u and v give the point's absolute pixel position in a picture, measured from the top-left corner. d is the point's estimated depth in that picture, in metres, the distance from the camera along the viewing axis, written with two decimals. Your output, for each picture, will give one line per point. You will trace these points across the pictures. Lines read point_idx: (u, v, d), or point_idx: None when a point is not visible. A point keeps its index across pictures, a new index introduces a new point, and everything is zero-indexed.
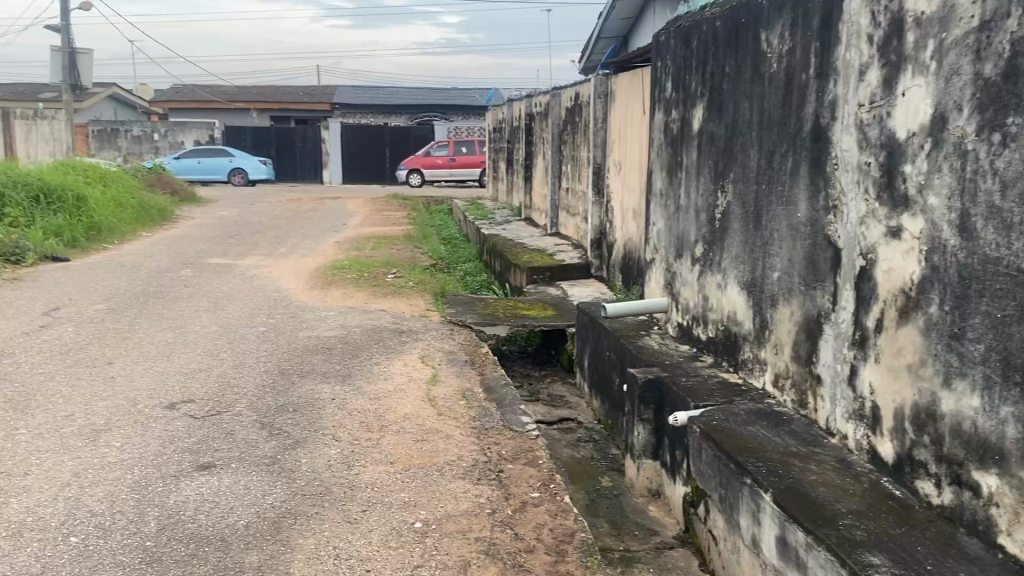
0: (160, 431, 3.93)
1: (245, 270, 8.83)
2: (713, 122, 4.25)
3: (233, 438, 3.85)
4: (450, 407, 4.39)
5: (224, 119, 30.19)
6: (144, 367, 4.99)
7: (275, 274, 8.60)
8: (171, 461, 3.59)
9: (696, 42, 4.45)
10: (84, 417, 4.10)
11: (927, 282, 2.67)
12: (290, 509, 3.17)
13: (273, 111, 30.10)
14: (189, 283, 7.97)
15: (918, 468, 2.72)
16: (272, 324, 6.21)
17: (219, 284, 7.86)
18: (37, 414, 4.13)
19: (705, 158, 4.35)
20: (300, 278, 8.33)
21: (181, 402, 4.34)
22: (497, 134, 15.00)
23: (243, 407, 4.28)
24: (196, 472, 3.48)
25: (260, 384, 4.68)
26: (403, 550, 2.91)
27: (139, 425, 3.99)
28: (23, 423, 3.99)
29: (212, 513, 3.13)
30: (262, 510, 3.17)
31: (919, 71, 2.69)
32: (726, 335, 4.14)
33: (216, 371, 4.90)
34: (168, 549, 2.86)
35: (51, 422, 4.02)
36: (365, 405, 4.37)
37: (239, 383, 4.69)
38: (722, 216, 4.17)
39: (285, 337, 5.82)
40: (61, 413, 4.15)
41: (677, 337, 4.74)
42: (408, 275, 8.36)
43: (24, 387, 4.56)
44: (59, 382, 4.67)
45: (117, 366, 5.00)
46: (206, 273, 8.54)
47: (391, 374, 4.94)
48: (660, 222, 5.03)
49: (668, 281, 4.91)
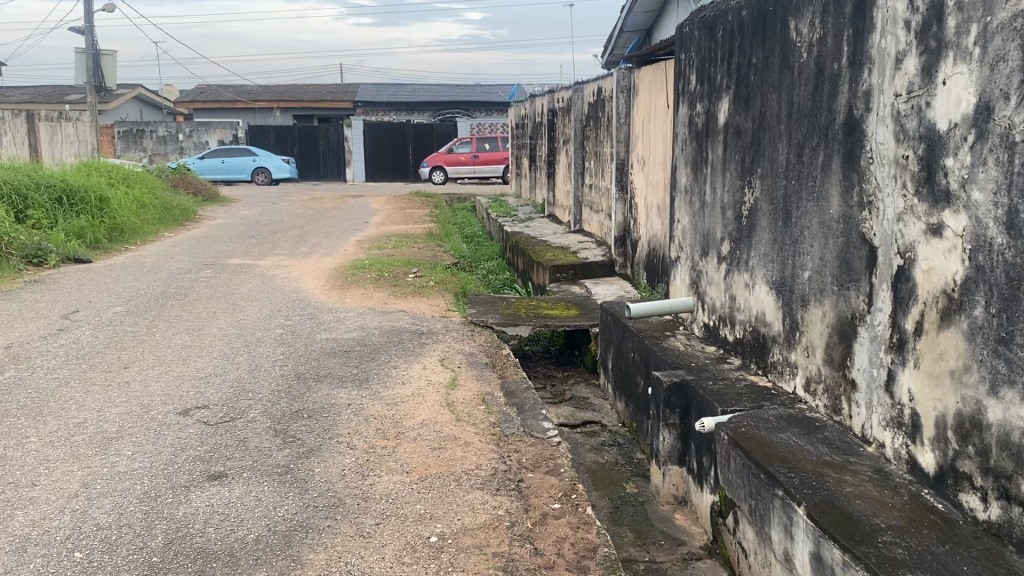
0: (173, 438, 3.85)
1: (265, 270, 8.79)
2: (740, 115, 4.09)
3: (247, 445, 3.77)
4: (469, 412, 4.28)
5: (248, 118, 30.33)
6: (159, 372, 4.92)
7: (295, 274, 8.54)
8: (182, 470, 3.51)
9: (721, 33, 4.29)
10: (96, 424, 4.04)
11: (971, 283, 2.51)
12: (301, 521, 3.07)
13: (297, 110, 30.18)
14: (208, 284, 7.93)
15: (961, 480, 2.56)
16: (290, 326, 6.13)
17: (239, 286, 7.80)
18: (49, 421, 4.08)
19: (731, 152, 4.19)
20: (320, 278, 8.25)
21: (194, 408, 4.26)
22: (520, 130, 14.86)
23: (258, 413, 4.19)
24: (207, 482, 3.39)
25: (276, 389, 4.60)
26: (417, 567, 2.80)
27: (151, 432, 3.92)
28: (35, 431, 3.94)
29: (222, 526, 3.03)
30: (273, 522, 3.07)
31: (961, 58, 2.53)
32: (755, 336, 3.98)
33: (232, 375, 4.82)
34: (174, 565, 2.77)
35: (62, 429, 3.96)
36: (381, 411, 4.27)
37: (254, 388, 4.60)
38: (749, 213, 4.01)
39: (303, 339, 5.73)
40: (74, 420, 4.10)
41: (703, 338, 4.59)
42: (429, 274, 8.26)
43: (38, 393, 4.52)
44: (73, 387, 4.62)
45: (133, 371, 4.95)
46: (226, 274, 8.50)
47: (409, 378, 4.84)
48: (684, 219, 4.87)
49: (693, 280, 4.76)
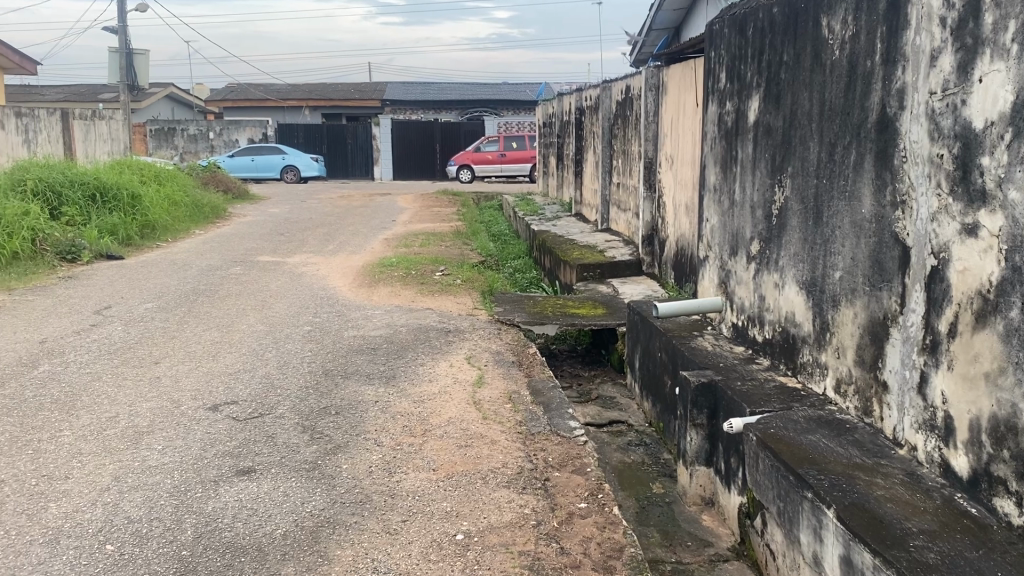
0: (202, 433, 3.89)
1: (294, 267, 8.85)
2: (770, 113, 4.05)
3: (275, 441, 3.80)
4: (495, 411, 4.28)
5: (277, 116, 30.59)
6: (189, 367, 4.97)
7: (323, 271, 8.59)
8: (212, 465, 3.54)
9: (752, 30, 4.25)
10: (128, 418, 4.09)
11: (1007, 284, 2.46)
12: (328, 517, 3.09)
13: (326, 108, 30.37)
14: (238, 280, 8.00)
15: (996, 485, 2.52)
16: (318, 323, 6.17)
17: (268, 283, 7.86)
18: (82, 415, 4.14)
19: (761, 151, 4.15)
20: (348, 276, 8.30)
21: (223, 403, 4.31)
22: (547, 129, 14.83)
23: (286, 409, 4.22)
24: (236, 477, 3.42)
25: (304, 385, 4.63)
26: (444, 564, 2.80)
27: (181, 427, 3.96)
28: (68, 425, 4.00)
29: (250, 521, 3.06)
30: (300, 518, 3.09)
31: (998, 55, 2.48)
32: (784, 337, 3.94)
33: (261, 372, 4.86)
34: (203, 559, 2.80)
35: (94, 424, 4.01)
36: (408, 408, 4.28)
37: (282, 384, 4.64)
38: (779, 212, 3.97)
39: (330, 336, 5.77)
40: (106, 414, 4.15)
41: (731, 338, 4.55)
42: (456, 272, 8.27)
43: (71, 387, 4.58)
44: (105, 382, 4.68)
45: (164, 366, 5.00)
46: (255, 271, 8.58)
47: (435, 375, 4.85)
48: (713, 218, 4.84)
49: (722, 279, 4.72)
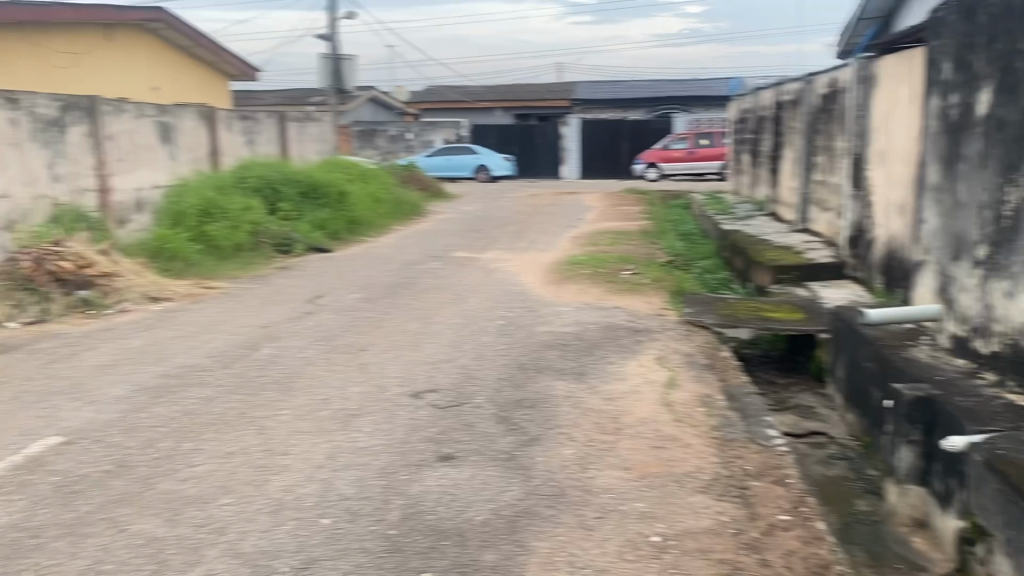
0: (406, 418, 4.08)
1: (487, 263, 9.10)
2: (1003, 106, 3.72)
3: (473, 430, 3.92)
4: (690, 413, 4.20)
5: (471, 116, 31.60)
6: (393, 355, 5.24)
7: (514, 268, 8.79)
8: (415, 449, 3.71)
9: (983, 17, 3.92)
10: (339, 400, 4.36)
11: None
12: (525, 508, 3.16)
13: (517, 108, 31.02)
14: (435, 274, 8.34)
15: None
16: (510, 318, 6.31)
17: (462, 277, 8.14)
18: (298, 396, 4.46)
19: (992, 148, 3.82)
20: (538, 272, 8.44)
21: (424, 391, 4.50)
22: (742, 125, 14.40)
23: (483, 400, 4.35)
24: (438, 463, 3.56)
25: (499, 377, 4.75)
26: (639, 565, 2.79)
27: (387, 412, 4.18)
28: (286, 404, 4.32)
29: (451, 506, 3.18)
30: (499, 507, 3.17)
31: None
32: (1016, 350, 3.60)
33: (458, 362, 5.04)
34: (409, 539, 2.94)
35: (310, 404, 4.32)
36: (601, 406, 4.29)
37: (478, 375, 4.79)
38: (1012, 214, 3.64)
39: (523, 331, 5.89)
40: (320, 396, 4.45)
41: (951, 350, 4.22)
42: (645, 271, 8.20)
43: (289, 370, 4.96)
44: (318, 366, 5.02)
45: (370, 353, 5.30)
46: (451, 266, 8.90)
47: (627, 375, 4.83)
48: (932, 220, 4.51)
49: (941, 286, 4.39)
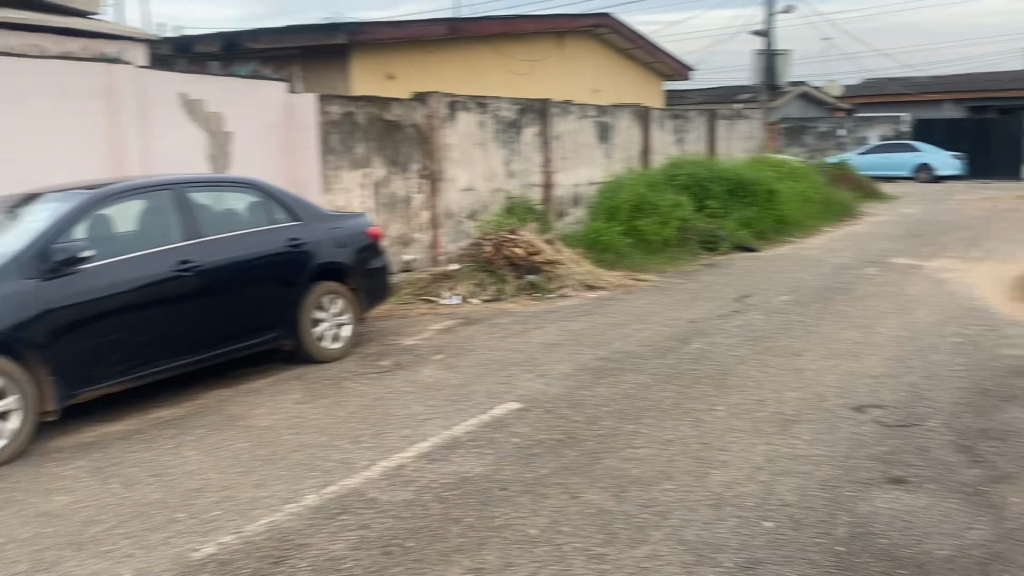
0: (849, 432, 3.87)
1: (935, 272, 8.26)
2: None
3: (928, 456, 3.58)
4: None
5: (913, 111, 28.92)
6: (831, 364, 4.99)
7: (969, 279, 7.85)
8: (862, 466, 3.49)
9: None
10: (776, 404, 4.27)
11: None
12: (997, 552, 2.80)
13: (971, 101, 27.66)
14: (874, 281, 7.78)
15: None
16: (967, 336, 5.65)
17: (906, 287, 7.49)
18: (733, 394, 4.46)
19: None
20: (1000, 287, 7.43)
21: (868, 406, 4.22)
22: None
23: (938, 424, 3.95)
24: (889, 484, 3.32)
25: (957, 401, 4.28)
26: None
27: (828, 422, 3.99)
28: (722, 400, 4.35)
29: (906, 533, 2.94)
30: (964, 544, 2.86)
31: None
32: None
33: (906, 379, 4.64)
34: (860, 560, 2.78)
35: (745, 404, 4.29)
36: None
37: (931, 396, 4.36)
38: None
39: (984, 352, 5.23)
40: (755, 397, 4.40)
41: None
42: None
43: (722, 367, 4.98)
44: (752, 366, 4.98)
45: (805, 359, 5.11)
46: (892, 273, 8.23)
47: None
48: None
49: None
